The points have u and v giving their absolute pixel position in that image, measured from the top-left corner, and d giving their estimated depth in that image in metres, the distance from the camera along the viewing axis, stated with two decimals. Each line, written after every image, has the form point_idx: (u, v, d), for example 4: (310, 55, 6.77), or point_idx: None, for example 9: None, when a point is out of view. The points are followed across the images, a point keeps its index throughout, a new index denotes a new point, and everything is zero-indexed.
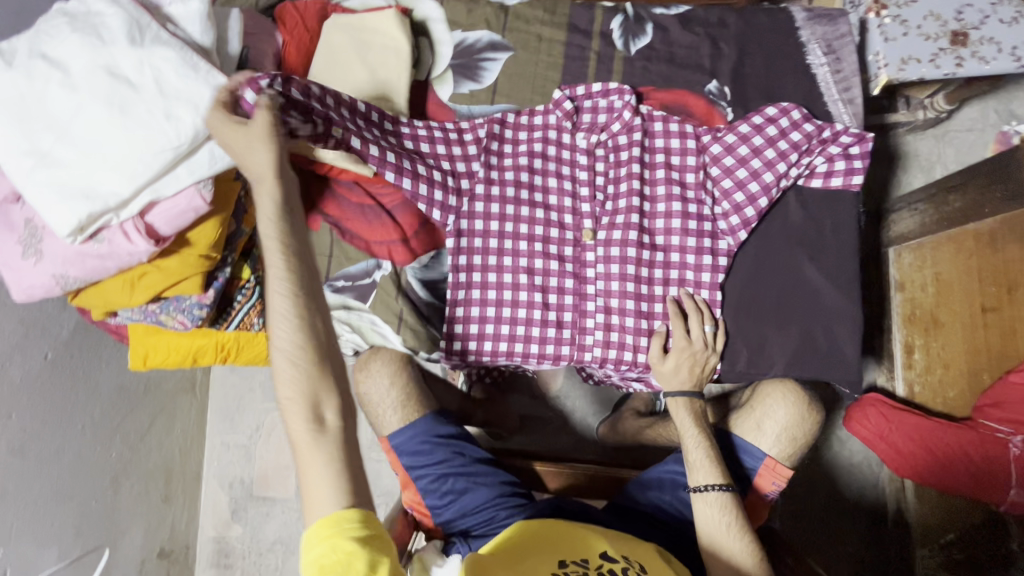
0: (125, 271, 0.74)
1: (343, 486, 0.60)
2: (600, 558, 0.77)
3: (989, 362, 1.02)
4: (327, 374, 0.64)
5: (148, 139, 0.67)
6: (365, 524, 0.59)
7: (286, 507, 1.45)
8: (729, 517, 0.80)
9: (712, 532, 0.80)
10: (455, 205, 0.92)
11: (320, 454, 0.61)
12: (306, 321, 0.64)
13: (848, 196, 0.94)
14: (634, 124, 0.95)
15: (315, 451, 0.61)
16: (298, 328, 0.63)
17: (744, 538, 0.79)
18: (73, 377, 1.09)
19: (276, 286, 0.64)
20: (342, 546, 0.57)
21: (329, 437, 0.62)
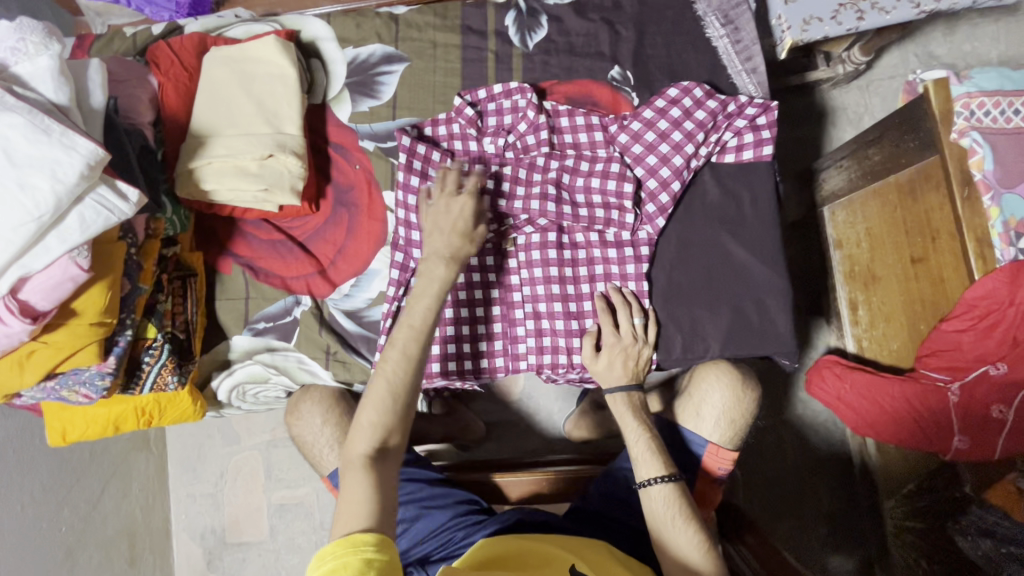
0: (10, 353, 0.70)
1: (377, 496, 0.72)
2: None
3: (925, 312, 1.03)
4: (402, 414, 0.77)
5: (3, 214, 0.63)
6: (378, 548, 0.67)
7: (262, 549, 1.42)
8: (673, 509, 0.79)
9: (660, 520, 0.79)
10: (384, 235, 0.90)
11: (367, 474, 0.73)
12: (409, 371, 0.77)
13: (762, 167, 0.92)
14: (539, 122, 0.92)
15: (362, 471, 0.73)
16: (402, 370, 0.77)
17: (691, 528, 0.78)
18: (4, 457, 1.04)
19: (397, 348, 0.78)
20: (353, 564, 0.65)
21: (377, 466, 0.74)
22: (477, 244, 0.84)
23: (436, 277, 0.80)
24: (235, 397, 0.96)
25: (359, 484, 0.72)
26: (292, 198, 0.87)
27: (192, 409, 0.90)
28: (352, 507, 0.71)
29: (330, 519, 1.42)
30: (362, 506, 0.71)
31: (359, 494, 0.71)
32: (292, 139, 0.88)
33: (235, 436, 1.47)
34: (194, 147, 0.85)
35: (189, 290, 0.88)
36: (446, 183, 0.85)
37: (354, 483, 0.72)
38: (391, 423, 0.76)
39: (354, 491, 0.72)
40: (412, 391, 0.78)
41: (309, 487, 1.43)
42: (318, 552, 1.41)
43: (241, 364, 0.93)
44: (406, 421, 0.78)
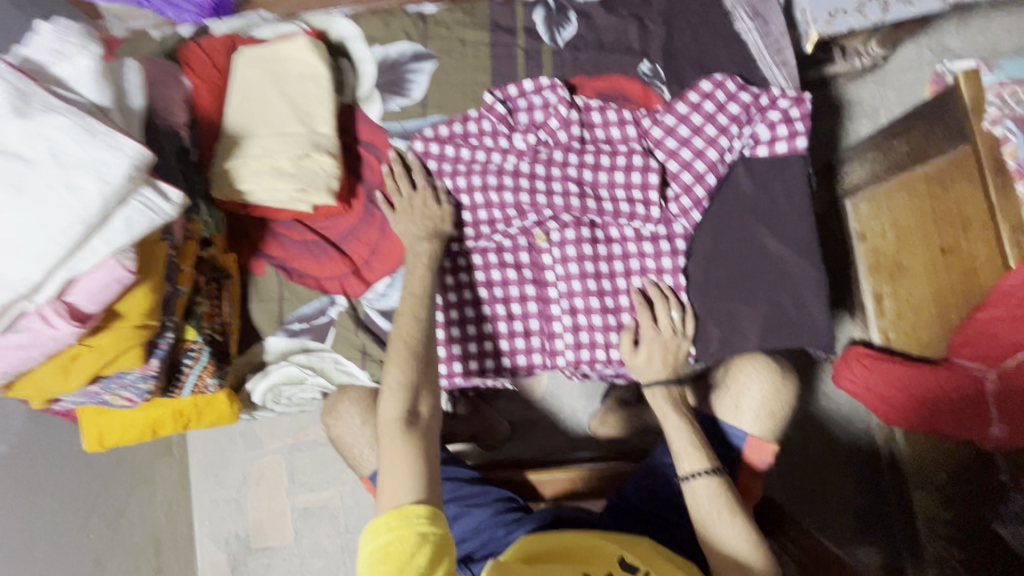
0: (54, 357, 0.69)
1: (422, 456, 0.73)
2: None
3: (957, 302, 1.02)
4: (425, 374, 0.80)
5: (51, 216, 0.62)
6: (432, 520, 0.69)
7: (287, 554, 1.41)
8: (720, 501, 0.79)
9: (705, 513, 0.79)
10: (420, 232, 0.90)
11: (406, 434, 0.74)
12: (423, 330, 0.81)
13: (796, 159, 0.92)
14: (571, 118, 0.92)
15: (402, 434, 0.74)
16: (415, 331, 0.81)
17: (738, 520, 0.78)
18: (34, 464, 1.03)
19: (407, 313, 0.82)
20: (410, 537, 0.67)
21: (414, 425, 0.76)
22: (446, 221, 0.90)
23: (422, 256, 0.86)
24: (270, 399, 0.96)
25: (400, 452, 0.73)
26: (328, 197, 0.86)
27: (229, 411, 0.89)
28: (397, 477, 0.72)
29: (355, 522, 1.41)
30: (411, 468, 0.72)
31: (402, 461, 0.73)
32: (327, 139, 0.87)
33: (257, 440, 1.46)
34: (230, 148, 0.84)
35: (225, 291, 0.88)
36: (400, 188, 0.90)
37: (396, 450, 0.73)
38: (416, 389, 0.78)
39: (397, 452, 0.73)
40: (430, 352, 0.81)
41: (333, 491, 1.42)
42: (343, 556, 1.40)
43: (277, 366, 0.93)
44: (430, 384, 0.80)
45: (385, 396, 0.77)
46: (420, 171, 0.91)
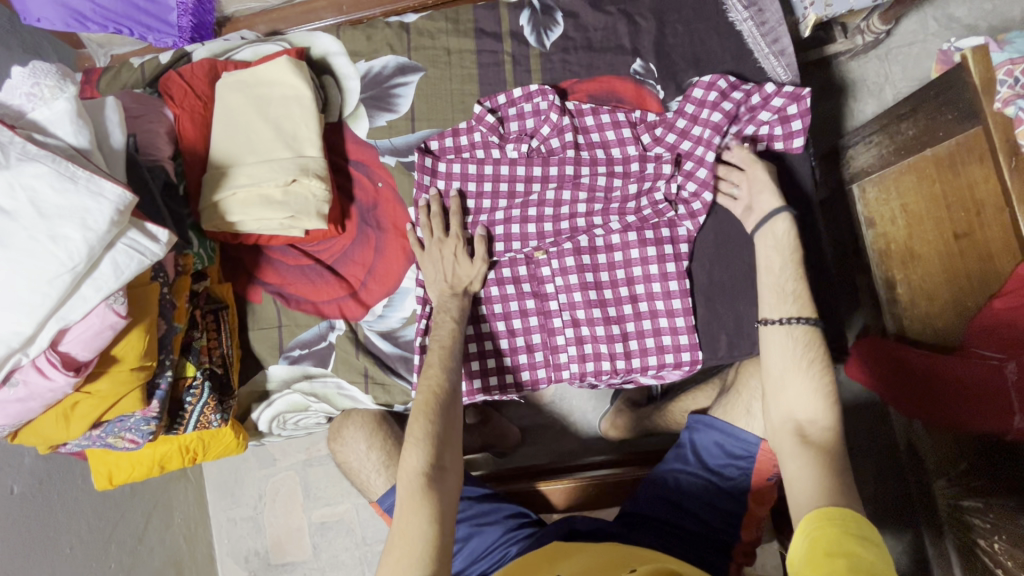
0: (54, 406, 0.69)
1: (437, 523, 0.70)
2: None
3: (972, 288, 1.00)
4: (447, 429, 0.77)
5: (36, 267, 0.61)
6: None
7: (307, 568, 1.42)
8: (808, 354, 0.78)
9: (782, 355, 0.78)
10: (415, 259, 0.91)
11: (424, 494, 0.72)
12: (448, 383, 0.80)
13: (797, 153, 0.89)
14: (563, 124, 0.89)
15: (419, 493, 0.72)
16: (439, 381, 0.80)
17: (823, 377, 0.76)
18: (47, 501, 1.04)
19: (433, 360, 0.82)
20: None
21: (433, 486, 0.73)
22: (477, 275, 0.88)
23: (452, 310, 0.85)
24: (275, 426, 0.95)
25: (418, 513, 0.71)
26: (319, 223, 0.85)
27: (235, 442, 0.89)
28: (409, 541, 0.69)
29: (372, 534, 1.42)
30: (421, 536, 0.69)
31: (417, 525, 0.70)
32: (315, 162, 0.85)
33: (270, 458, 1.46)
34: (217, 178, 0.83)
35: (222, 322, 0.86)
36: (434, 230, 0.88)
37: (412, 510, 0.71)
38: (440, 446, 0.76)
39: (413, 515, 0.71)
40: (455, 406, 0.79)
41: (348, 503, 1.43)
42: (362, 567, 1.41)
43: (280, 394, 0.92)
44: (455, 439, 0.78)
45: (408, 450, 0.76)
46: (456, 212, 0.89)
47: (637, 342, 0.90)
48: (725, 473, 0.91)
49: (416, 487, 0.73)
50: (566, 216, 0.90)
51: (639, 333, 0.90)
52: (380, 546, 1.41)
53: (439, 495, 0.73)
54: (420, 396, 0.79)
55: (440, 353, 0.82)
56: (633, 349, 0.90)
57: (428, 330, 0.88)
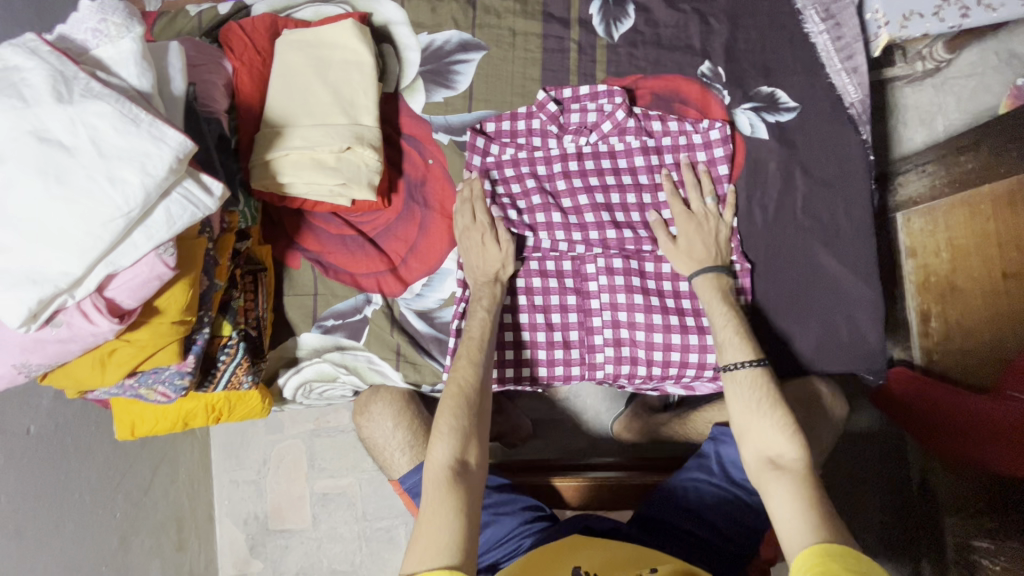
0: (92, 351, 0.67)
1: (462, 516, 0.69)
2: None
3: (1013, 330, 0.99)
4: (473, 424, 0.76)
5: (92, 208, 0.60)
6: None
7: (304, 537, 1.42)
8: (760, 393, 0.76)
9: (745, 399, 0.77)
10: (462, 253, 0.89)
11: (448, 488, 0.71)
12: (476, 377, 0.79)
13: (858, 174, 0.88)
14: (627, 125, 0.88)
15: (446, 488, 0.71)
16: (466, 374, 0.79)
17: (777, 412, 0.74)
18: (62, 444, 1.03)
19: (461, 353, 0.81)
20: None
21: (458, 480, 0.72)
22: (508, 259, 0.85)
23: (484, 299, 0.84)
24: (300, 394, 0.94)
25: (443, 505, 0.70)
26: (369, 194, 0.83)
27: (260, 406, 0.88)
28: (434, 530, 0.68)
29: (373, 510, 1.42)
30: (445, 527, 0.68)
31: (443, 516, 0.69)
32: (369, 132, 0.84)
33: (278, 425, 1.46)
34: (271, 138, 0.81)
35: (259, 284, 0.85)
36: (471, 212, 0.85)
37: (437, 501, 0.71)
38: (467, 440, 0.75)
39: (437, 508, 0.70)
40: (482, 401, 0.78)
41: (352, 478, 1.43)
42: (359, 542, 1.41)
43: (309, 362, 0.91)
44: (481, 434, 0.77)
45: (435, 443, 0.75)
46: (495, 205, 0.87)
47: (680, 353, 0.87)
48: (750, 488, 0.92)
49: (441, 480, 0.72)
50: (615, 223, 0.88)
51: (684, 345, 0.87)
52: (379, 524, 1.41)
53: (466, 490, 0.72)
54: (449, 390, 0.78)
55: (470, 347, 0.81)
56: (673, 359, 0.88)
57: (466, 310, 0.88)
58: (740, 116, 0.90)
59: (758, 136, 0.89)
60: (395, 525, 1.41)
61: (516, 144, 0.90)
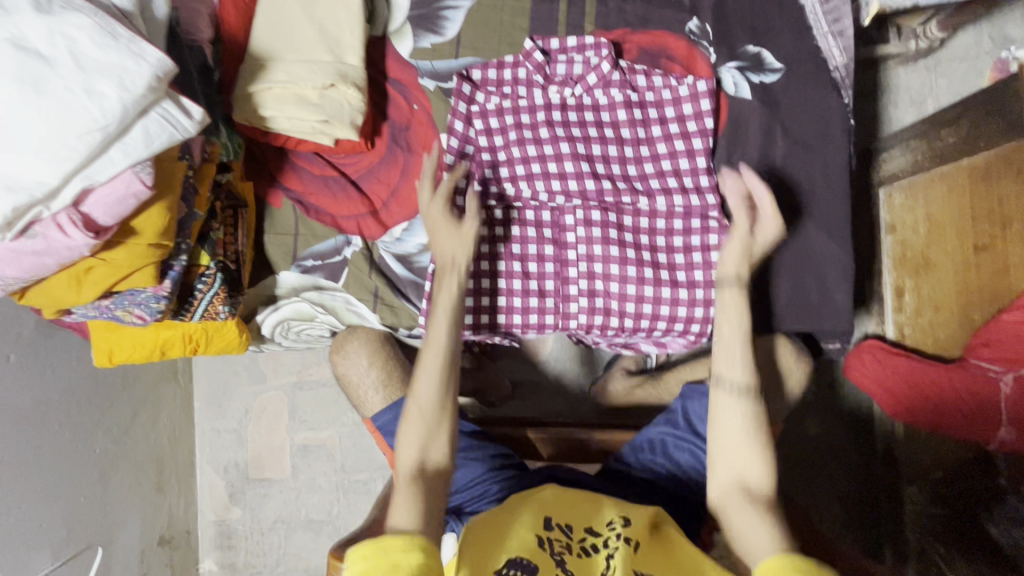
0: (68, 267, 0.68)
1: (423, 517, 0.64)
2: (586, 530, 0.74)
3: (981, 301, 1.01)
4: (441, 424, 0.73)
5: (68, 120, 0.60)
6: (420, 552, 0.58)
7: (283, 486, 1.45)
8: (750, 414, 0.74)
9: (732, 419, 0.74)
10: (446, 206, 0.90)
11: (412, 490, 0.67)
12: (443, 372, 0.75)
13: (837, 138, 0.89)
14: (612, 78, 0.89)
15: (409, 486, 0.67)
16: (436, 372, 0.75)
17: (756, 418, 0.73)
18: (43, 376, 1.04)
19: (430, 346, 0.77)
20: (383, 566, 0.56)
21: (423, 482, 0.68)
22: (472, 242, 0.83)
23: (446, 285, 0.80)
24: (278, 332, 0.96)
25: (403, 505, 0.65)
26: (351, 132, 0.84)
27: (237, 341, 0.89)
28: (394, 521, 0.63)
29: (352, 463, 1.44)
30: (401, 524, 0.63)
31: (401, 518, 0.64)
32: (354, 71, 0.84)
33: (261, 375, 1.46)
34: (254, 70, 0.81)
35: (239, 220, 0.86)
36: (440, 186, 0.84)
37: (398, 500, 0.66)
38: (434, 439, 0.72)
39: (397, 510, 0.64)
40: (451, 399, 0.74)
41: (332, 431, 1.45)
42: (337, 493, 1.44)
43: (288, 301, 0.93)
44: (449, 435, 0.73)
45: (399, 447, 0.71)
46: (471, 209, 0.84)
47: (651, 306, 0.89)
48: None
49: (404, 482, 0.68)
50: (593, 176, 0.89)
51: (656, 299, 0.89)
52: (358, 476, 1.44)
53: (430, 489, 0.68)
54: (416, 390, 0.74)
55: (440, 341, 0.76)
56: (645, 312, 0.89)
57: None
58: (725, 75, 0.90)
59: (741, 96, 0.90)
60: (373, 477, 1.44)
61: (501, 93, 0.90)
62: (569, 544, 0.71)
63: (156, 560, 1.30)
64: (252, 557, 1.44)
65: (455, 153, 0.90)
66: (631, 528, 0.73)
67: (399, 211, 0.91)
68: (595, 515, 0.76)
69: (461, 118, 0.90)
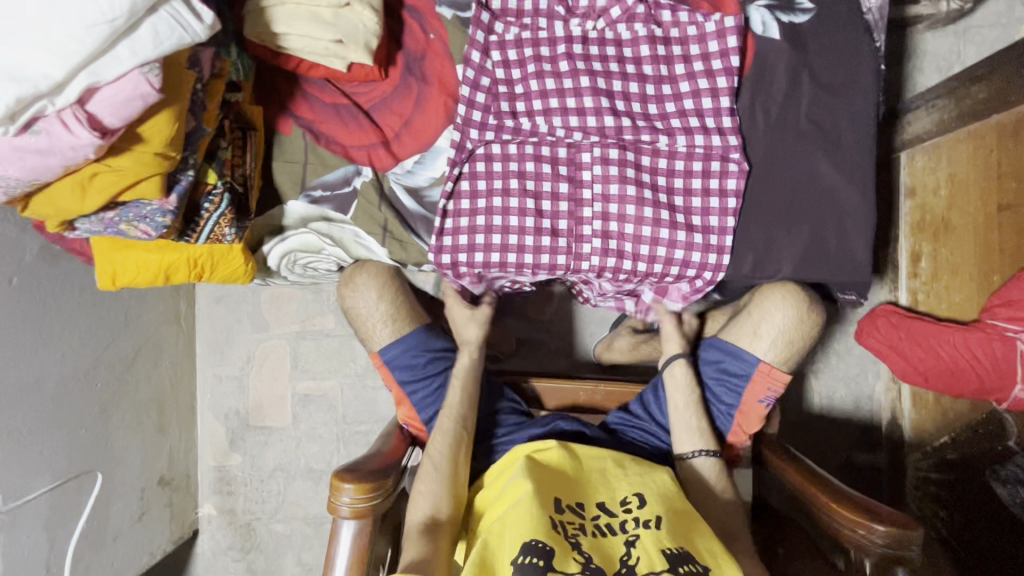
0: (73, 171, 0.67)
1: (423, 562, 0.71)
2: (597, 509, 0.74)
3: (1001, 263, 0.98)
4: (458, 454, 0.83)
5: (73, 8, 0.57)
6: None
7: (283, 435, 1.43)
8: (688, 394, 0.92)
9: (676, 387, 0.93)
10: (461, 140, 0.87)
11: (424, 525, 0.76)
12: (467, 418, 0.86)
13: (866, 83, 0.86)
14: (636, 11, 0.87)
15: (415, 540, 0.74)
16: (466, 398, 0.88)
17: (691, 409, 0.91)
18: (46, 304, 1.03)
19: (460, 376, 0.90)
20: None
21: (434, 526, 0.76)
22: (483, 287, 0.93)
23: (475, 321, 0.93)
24: (285, 264, 0.95)
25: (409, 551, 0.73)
26: (365, 56, 0.81)
27: (242, 269, 0.88)
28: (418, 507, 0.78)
29: (353, 414, 1.43)
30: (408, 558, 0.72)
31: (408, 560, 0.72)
32: None
33: (264, 323, 1.43)
34: None
35: (249, 142, 0.84)
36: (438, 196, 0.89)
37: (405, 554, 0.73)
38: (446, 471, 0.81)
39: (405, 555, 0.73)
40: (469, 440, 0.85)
41: (334, 382, 1.43)
42: (337, 444, 1.43)
43: (295, 232, 0.91)
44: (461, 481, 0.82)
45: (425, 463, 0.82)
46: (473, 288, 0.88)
47: (665, 250, 0.87)
48: (721, 394, 0.93)
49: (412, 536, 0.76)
50: (613, 112, 0.86)
51: (671, 242, 0.87)
52: (358, 428, 1.42)
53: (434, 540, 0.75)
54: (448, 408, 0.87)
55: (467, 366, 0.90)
56: (659, 256, 0.87)
57: (457, 178, 0.87)
58: (754, 14, 0.87)
59: (770, 35, 0.87)
60: (374, 429, 1.42)
61: (522, 23, 0.87)
62: (583, 525, 0.71)
63: (155, 499, 1.31)
64: (251, 503, 1.43)
65: (472, 84, 0.87)
66: (646, 511, 0.74)
67: (410, 144, 0.89)
68: (608, 494, 0.76)
69: (479, 47, 0.87)
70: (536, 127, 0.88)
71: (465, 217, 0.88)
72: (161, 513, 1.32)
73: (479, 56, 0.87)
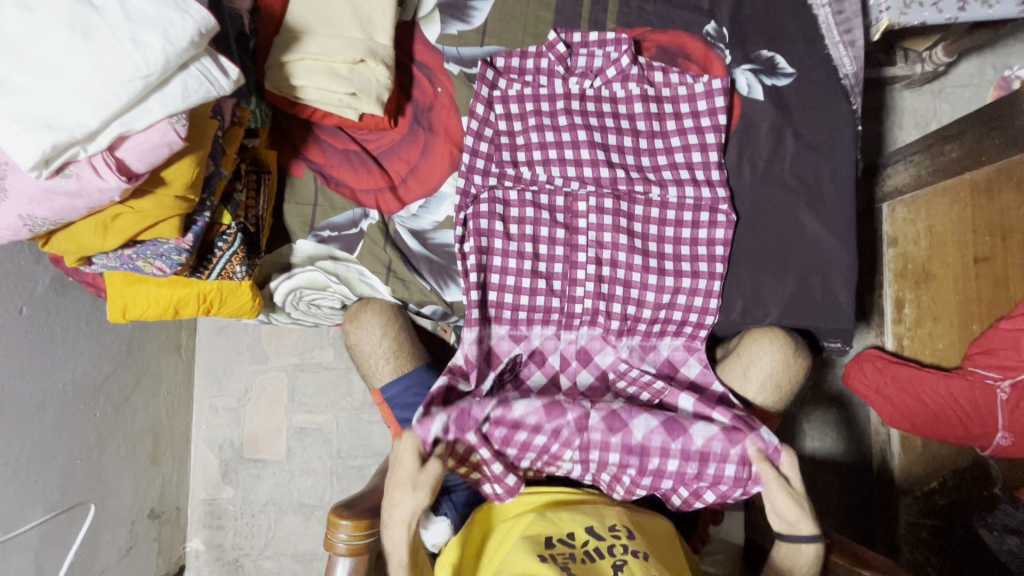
0: (97, 212, 0.71)
1: None
2: (586, 535, 0.75)
3: (981, 313, 1.03)
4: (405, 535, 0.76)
5: (113, 65, 0.62)
6: None
7: (277, 469, 1.42)
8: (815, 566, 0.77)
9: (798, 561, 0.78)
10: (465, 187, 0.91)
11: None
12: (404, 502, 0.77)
13: (844, 142, 0.92)
14: (630, 72, 0.93)
15: None
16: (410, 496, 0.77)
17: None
18: (52, 333, 1.06)
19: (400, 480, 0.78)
20: None
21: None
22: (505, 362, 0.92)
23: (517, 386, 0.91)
24: (290, 301, 0.98)
25: None
26: (375, 108, 0.86)
27: (249, 304, 0.91)
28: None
29: (348, 448, 1.42)
30: None
31: None
32: (384, 50, 0.87)
33: (263, 355, 1.44)
34: (288, 41, 0.85)
35: (263, 185, 0.88)
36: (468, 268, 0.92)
37: None
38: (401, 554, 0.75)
39: None
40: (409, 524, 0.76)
41: (329, 416, 1.43)
42: (331, 478, 1.42)
43: (302, 269, 0.95)
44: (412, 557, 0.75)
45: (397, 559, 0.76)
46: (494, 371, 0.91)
47: (654, 295, 0.92)
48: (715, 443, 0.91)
49: None
50: (608, 164, 0.92)
51: (659, 287, 0.92)
52: (352, 461, 1.42)
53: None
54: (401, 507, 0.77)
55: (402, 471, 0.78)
56: (649, 300, 0.92)
57: (464, 222, 0.91)
58: (740, 76, 0.94)
59: (754, 96, 0.93)
60: (368, 464, 1.42)
61: (524, 80, 0.94)
62: (572, 552, 0.72)
63: (144, 532, 1.29)
64: (240, 538, 1.42)
65: (475, 134, 0.92)
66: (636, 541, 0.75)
67: (416, 188, 0.94)
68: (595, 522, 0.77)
69: (483, 101, 0.92)
70: (536, 175, 0.93)
71: (465, 258, 0.91)
72: (149, 548, 1.31)
73: (484, 109, 0.92)
